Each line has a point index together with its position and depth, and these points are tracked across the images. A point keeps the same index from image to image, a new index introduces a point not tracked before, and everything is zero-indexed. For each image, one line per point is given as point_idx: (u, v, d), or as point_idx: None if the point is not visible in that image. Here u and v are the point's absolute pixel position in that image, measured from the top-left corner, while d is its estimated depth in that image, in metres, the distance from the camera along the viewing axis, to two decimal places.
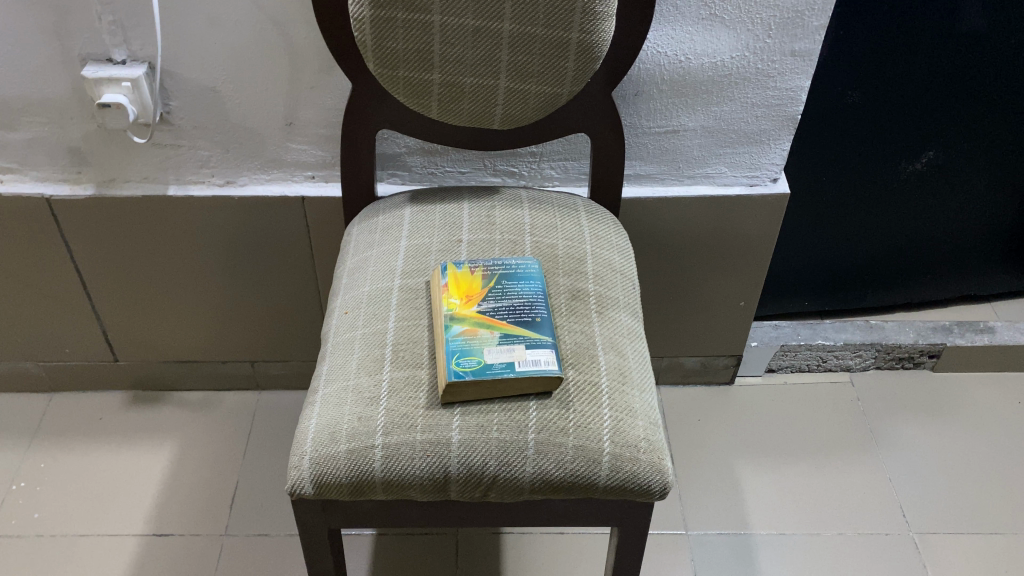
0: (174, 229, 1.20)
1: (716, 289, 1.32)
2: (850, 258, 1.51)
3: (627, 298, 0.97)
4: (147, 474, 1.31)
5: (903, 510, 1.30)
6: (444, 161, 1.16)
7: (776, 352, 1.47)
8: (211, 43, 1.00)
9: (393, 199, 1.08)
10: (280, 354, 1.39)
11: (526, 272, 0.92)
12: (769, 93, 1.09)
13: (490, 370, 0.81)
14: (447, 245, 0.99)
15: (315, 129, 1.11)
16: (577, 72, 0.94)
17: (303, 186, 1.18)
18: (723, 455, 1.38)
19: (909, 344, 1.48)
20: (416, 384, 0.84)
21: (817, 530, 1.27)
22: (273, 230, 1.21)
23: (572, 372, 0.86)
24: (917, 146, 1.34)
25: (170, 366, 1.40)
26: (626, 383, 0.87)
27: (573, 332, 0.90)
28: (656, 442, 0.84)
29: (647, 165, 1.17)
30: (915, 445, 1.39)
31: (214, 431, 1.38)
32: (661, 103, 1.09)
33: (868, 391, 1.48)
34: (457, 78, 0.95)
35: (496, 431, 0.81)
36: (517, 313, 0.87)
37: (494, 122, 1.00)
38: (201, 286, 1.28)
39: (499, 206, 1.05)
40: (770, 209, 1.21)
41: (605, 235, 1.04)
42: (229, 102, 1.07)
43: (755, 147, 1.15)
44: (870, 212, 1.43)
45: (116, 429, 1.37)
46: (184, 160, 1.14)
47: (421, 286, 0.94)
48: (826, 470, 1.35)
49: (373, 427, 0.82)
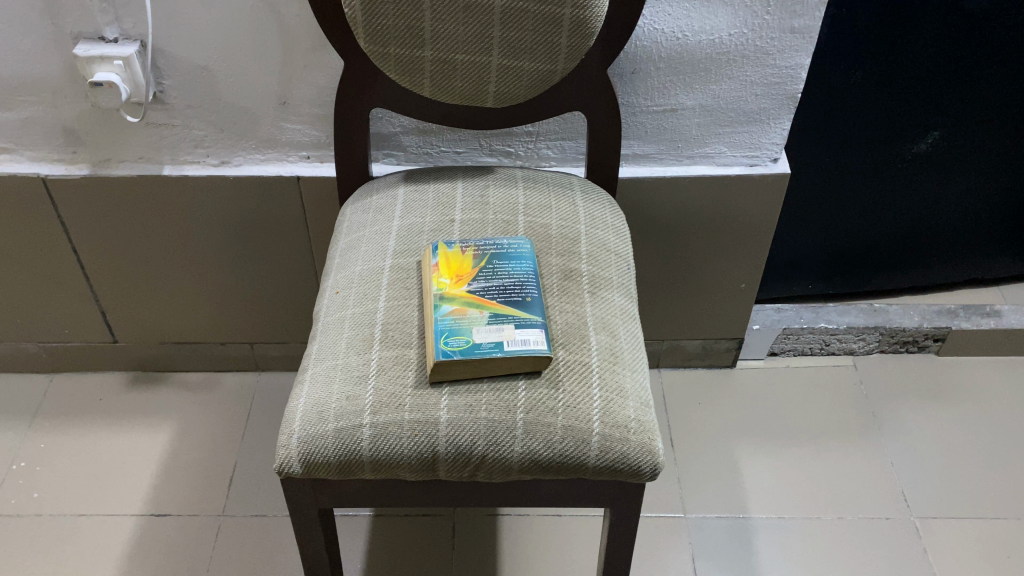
0: (170, 209, 1.20)
1: (717, 271, 1.31)
2: (853, 241, 1.49)
3: (620, 278, 0.96)
4: (145, 455, 1.32)
5: (905, 494, 1.29)
6: (439, 140, 1.14)
7: (778, 335, 1.45)
8: (203, 21, 1.00)
9: (387, 178, 1.08)
10: (278, 336, 1.39)
11: (518, 252, 0.92)
12: (768, 70, 1.07)
13: (478, 350, 0.80)
14: (439, 225, 0.98)
15: (309, 109, 1.10)
16: (570, 48, 0.93)
17: (298, 166, 1.17)
18: (722, 438, 1.37)
19: (914, 327, 1.46)
20: (405, 363, 0.83)
21: (817, 515, 1.26)
22: (268, 210, 1.20)
23: (562, 352, 0.85)
24: (922, 127, 1.32)
25: (169, 348, 1.40)
26: (617, 363, 0.86)
27: (564, 312, 0.89)
28: (647, 422, 0.84)
29: (645, 144, 1.15)
30: (918, 429, 1.37)
31: (213, 413, 1.38)
32: (659, 81, 1.07)
33: (872, 374, 1.47)
34: (449, 55, 0.94)
35: (484, 410, 0.80)
36: (507, 292, 0.87)
37: (488, 100, 0.99)
38: (200, 268, 1.28)
39: (494, 185, 1.04)
40: (771, 189, 1.19)
41: (600, 215, 1.03)
42: (222, 81, 1.06)
43: (755, 126, 1.13)
44: (874, 194, 1.42)
45: (116, 410, 1.38)
46: (178, 140, 1.13)
47: (412, 266, 0.93)
48: (826, 454, 1.34)
49: (361, 406, 0.81)
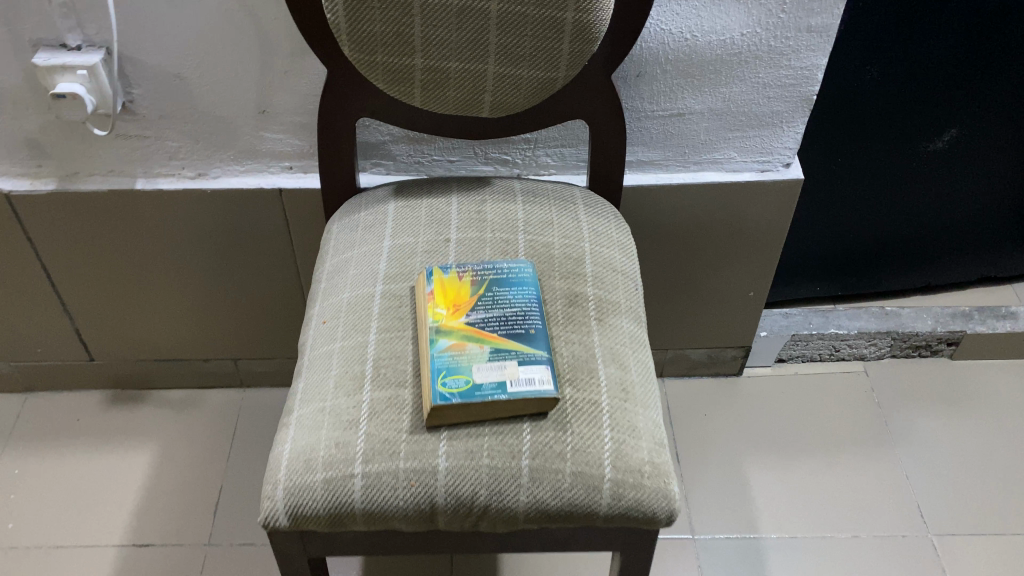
0: (145, 224, 1.12)
1: (725, 280, 1.24)
2: (864, 241, 1.43)
3: (628, 302, 0.90)
4: (126, 480, 1.25)
5: (921, 510, 1.23)
6: (430, 149, 1.06)
7: (786, 341, 1.39)
8: (173, 26, 0.92)
9: (376, 192, 1.01)
10: (264, 352, 1.32)
11: (519, 278, 0.85)
12: (782, 71, 1.00)
13: (479, 392, 0.74)
14: (433, 246, 0.91)
15: (290, 117, 1.02)
16: (572, 54, 0.86)
17: (280, 177, 1.09)
18: (730, 451, 1.31)
19: (927, 332, 1.40)
20: (399, 405, 0.77)
21: (831, 533, 1.20)
22: (249, 224, 1.13)
23: (569, 390, 0.78)
24: (939, 124, 1.26)
25: (149, 365, 1.33)
26: (629, 400, 0.80)
27: (570, 343, 0.82)
28: (662, 465, 0.78)
29: (650, 150, 1.08)
30: (933, 440, 1.32)
31: (197, 433, 1.32)
32: (666, 84, 1.00)
33: (884, 381, 1.41)
34: (441, 63, 0.86)
35: (486, 457, 0.74)
36: (509, 324, 0.80)
37: (483, 110, 0.92)
38: (179, 284, 1.21)
39: (490, 200, 0.97)
40: (783, 196, 1.13)
41: (605, 231, 0.96)
42: (196, 89, 0.98)
43: (767, 130, 1.06)
44: (886, 194, 1.35)
45: (94, 432, 1.31)
46: (152, 152, 1.05)
47: (405, 292, 0.87)
48: (839, 467, 1.28)
49: (352, 454, 0.75)
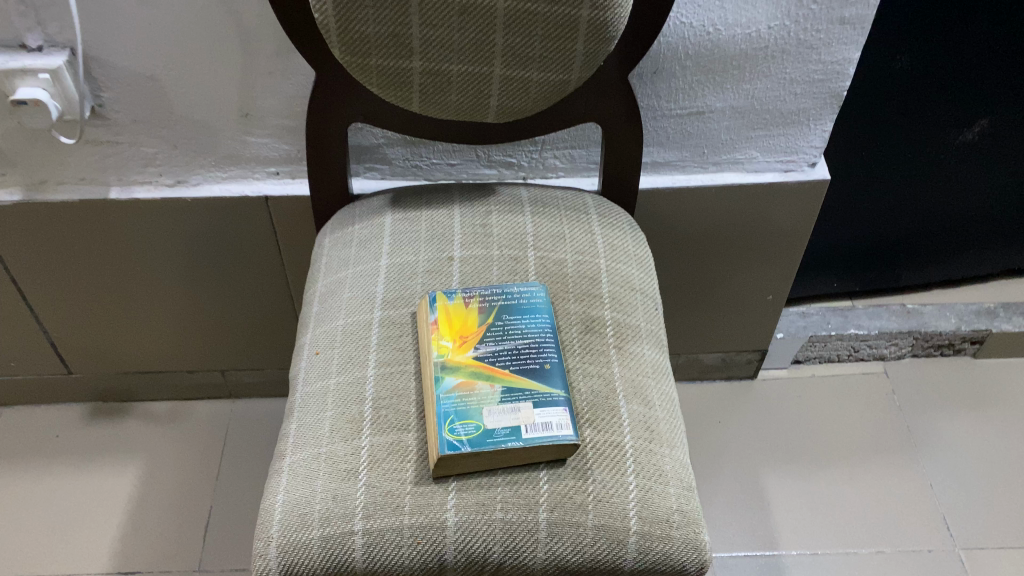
0: (121, 235, 1.04)
1: (742, 284, 1.17)
2: (884, 236, 1.36)
3: (649, 324, 0.82)
4: (110, 501, 1.18)
5: (947, 521, 1.18)
6: (429, 152, 0.98)
7: (803, 343, 1.33)
8: (143, 24, 0.83)
9: (371, 201, 0.93)
10: (253, 363, 1.25)
11: (531, 304, 0.78)
12: (811, 66, 0.92)
13: (491, 440, 0.67)
14: (435, 265, 0.84)
15: (275, 120, 0.94)
16: (587, 55, 0.78)
17: (266, 184, 1.01)
18: (746, 461, 1.25)
19: (950, 331, 1.33)
20: (403, 452, 0.70)
21: (854, 549, 1.14)
22: (233, 233, 1.05)
23: (589, 432, 0.71)
24: (969, 114, 1.18)
25: (132, 377, 1.25)
26: (654, 440, 0.73)
27: (588, 376, 0.75)
28: (691, 512, 0.71)
29: (666, 151, 1.00)
30: (958, 446, 1.26)
31: (184, 448, 1.25)
32: (685, 81, 0.92)
33: (904, 382, 1.35)
34: (441, 65, 0.78)
35: (500, 510, 0.67)
36: (521, 359, 0.73)
37: (488, 115, 0.84)
38: (160, 295, 1.13)
39: (496, 211, 0.89)
40: (807, 197, 1.05)
41: (621, 244, 0.88)
42: (172, 92, 0.90)
43: (793, 128, 0.99)
44: (910, 187, 1.28)
45: (75, 449, 1.23)
46: (125, 159, 0.97)
47: (406, 319, 0.79)
48: (860, 477, 1.22)
49: (352, 509, 0.68)
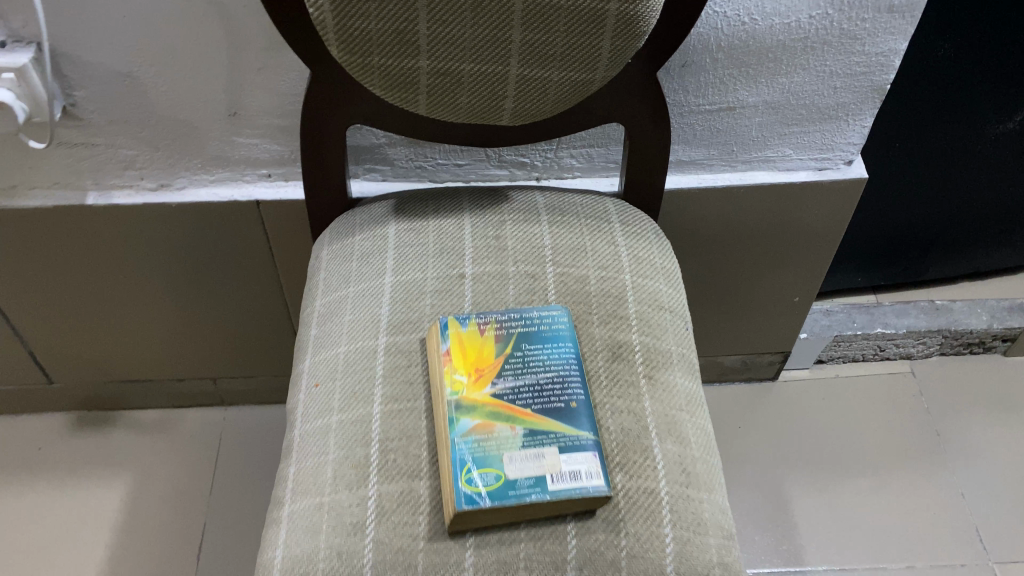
0: (100, 242, 0.96)
1: (767, 285, 1.10)
2: (913, 229, 1.29)
3: (679, 348, 0.75)
4: (96, 519, 1.11)
5: (980, 533, 1.12)
6: (434, 152, 0.90)
7: (828, 343, 1.26)
8: (117, 16, 0.74)
9: (373, 208, 0.85)
10: (247, 371, 1.18)
11: (553, 331, 0.70)
12: (853, 58, 0.83)
13: (514, 492, 0.59)
14: (445, 283, 0.76)
15: (266, 120, 0.86)
16: (614, 52, 0.70)
17: (258, 187, 0.93)
18: (768, 470, 1.19)
19: (981, 329, 1.27)
20: (415, 503, 0.62)
21: (884, 564, 1.09)
22: (223, 239, 0.97)
23: (620, 477, 0.64)
24: (1011, 103, 1.10)
25: (118, 386, 1.18)
26: (690, 484, 0.66)
27: (617, 412, 0.68)
28: (732, 566, 0.64)
29: (693, 149, 0.92)
30: (988, 451, 1.20)
31: (174, 460, 1.18)
32: (717, 75, 0.84)
33: (932, 383, 1.28)
34: (450, 65, 0.70)
35: (523, 570, 0.60)
36: (544, 395, 0.66)
37: (503, 118, 0.76)
38: (145, 303, 1.05)
39: (511, 220, 0.81)
40: (842, 196, 0.97)
41: (647, 256, 0.81)
42: (152, 90, 0.81)
43: (830, 124, 0.91)
44: (944, 179, 1.21)
45: (59, 462, 1.16)
46: (102, 161, 0.89)
47: (414, 346, 0.72)
48: (887, 486, 1.16)
49: (359, 569, 0.60)
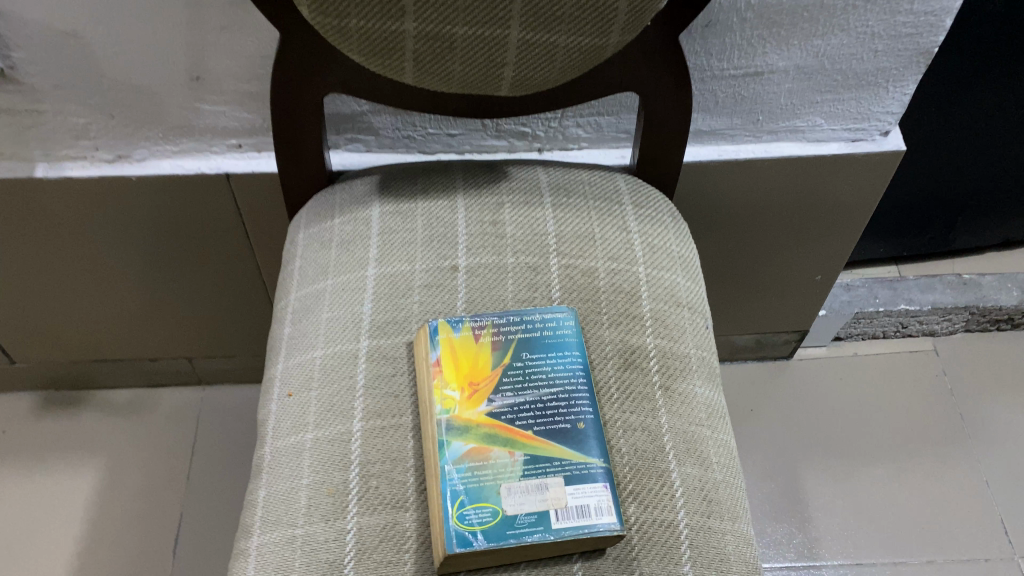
0: (52, 218, 0.86)
1: (787, 262, 1.02)
2: (942, 198, 1.20)
3: (699, 351, 0.67)
4: (64, 509, 1.04)
5: (1006, 524, 1.05)
6: (424, 121, 0.80)
7: (848, 320, 1.18)
8: None
9: (355, 186, 0.75)
10: (225, 350, 1.10)
11: (557, 337, 0.62)
12: (899, 18, 0.73)
13: (513, 532, 0.51)
14: (435, 277, 0.67)
15: (233, 85, 0.76)
16: (631, 13, 0.60)
17: (227, 158, 0.84)
18: (781, 456, 1.12)
19: (1011, 305, 1.19)
20: (399, 540, 0.55)
21: (903, 558, 1.02)
22: (190, 215, 0.88)
23: (633, 509, 0.56)
24: None
25: (86, 366, 1.10)
26: (712, 514, 0.59)
27: (630, 431, 0.60)
28: None
29: (714, 118, 0.83)
30: (1015, 435, 1.13)
31: (148, 445, 1.10)
32: (745, 36, 0.74)
33: (956, 361, 1.21)
34: (441, 28, 0.60)
35: None
36: (548, 414, 0.58)
37: (501, 88, 0.66)
38: (109, 282, 0.96)
39: (510, 203, 0.72)
40: (875, 170, 0.88)
41: (662, 244, 0.72)
42: (100, 52, 0.71)
43: (867, 91, 0.81)
44: (979, 145, 1.11)
45: (24, 447, 1.09)
46: (51, 130, 0.79)
47: (400, 352, 0.63)
48: (907, 474, 1.09)
49: None
